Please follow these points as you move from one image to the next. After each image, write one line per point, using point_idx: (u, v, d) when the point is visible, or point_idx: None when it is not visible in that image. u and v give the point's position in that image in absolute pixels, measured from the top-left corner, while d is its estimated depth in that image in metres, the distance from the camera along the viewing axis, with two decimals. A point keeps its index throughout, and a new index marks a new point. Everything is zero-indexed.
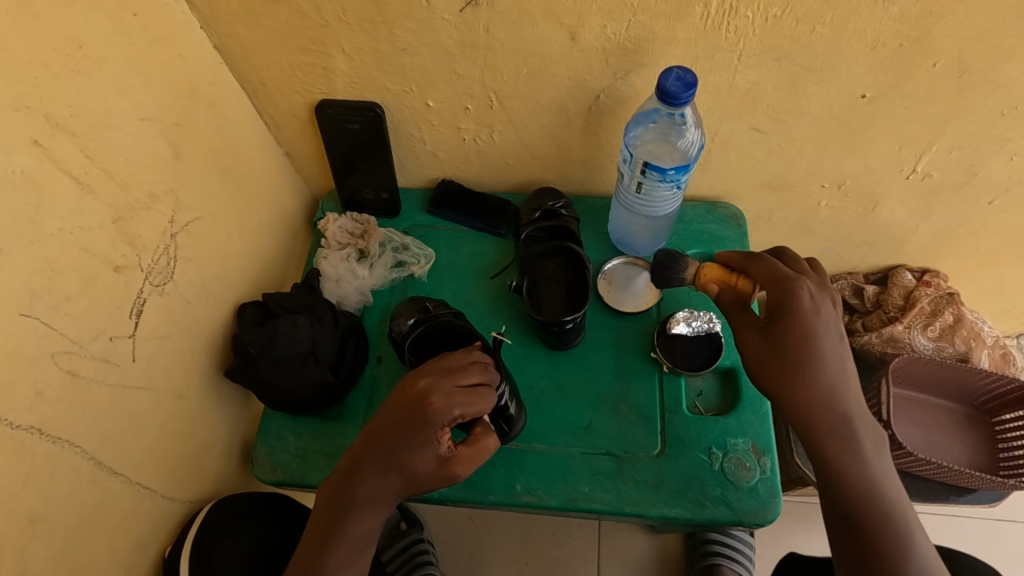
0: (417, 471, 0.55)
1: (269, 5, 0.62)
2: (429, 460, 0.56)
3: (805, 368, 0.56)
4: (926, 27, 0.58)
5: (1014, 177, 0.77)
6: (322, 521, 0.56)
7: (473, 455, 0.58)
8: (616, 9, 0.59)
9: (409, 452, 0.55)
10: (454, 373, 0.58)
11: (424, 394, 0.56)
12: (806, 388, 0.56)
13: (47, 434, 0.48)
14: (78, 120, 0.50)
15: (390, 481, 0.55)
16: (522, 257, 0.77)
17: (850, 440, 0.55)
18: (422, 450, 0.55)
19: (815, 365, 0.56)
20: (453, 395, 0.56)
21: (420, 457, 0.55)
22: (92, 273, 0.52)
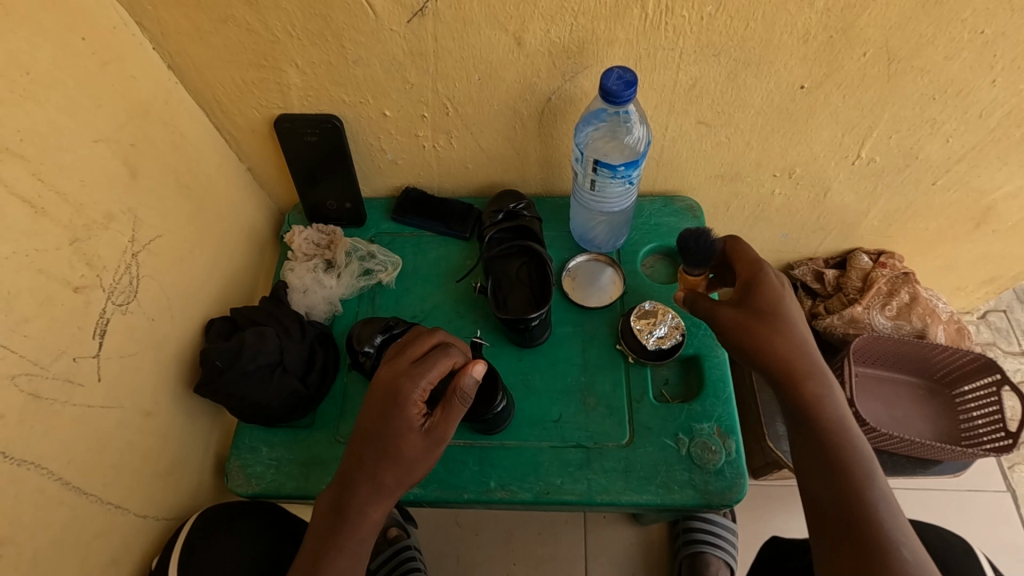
0: (402, 458, 0.59)
1: (218, 24, 0.63)
2: (410, 439, 0.59)
3: (778, 329, 0.62)
4: (850, 19, 0.62)
5: (952, 158, 0.81)
6: (329, 521, 0.59)
7: (450, 416, 0.60)
8: (556, 13, 0.62)
9: (391, 442, 0.58)
10: (413, 353, 0.61)
11: (392, 379, 0.60)
12: (779, 350, 0.61)
13: (12, 457, 0.49)
14: (28, 143, 0.51)
15: (382, 477, 0.59)
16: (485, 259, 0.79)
17: (822, 409, 0.59)
18: (400, 435, 0.58)
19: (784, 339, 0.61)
20: (412, 372, 0.59)
21: (400, 443, 0.58)
22: (49, 294, 0.53)
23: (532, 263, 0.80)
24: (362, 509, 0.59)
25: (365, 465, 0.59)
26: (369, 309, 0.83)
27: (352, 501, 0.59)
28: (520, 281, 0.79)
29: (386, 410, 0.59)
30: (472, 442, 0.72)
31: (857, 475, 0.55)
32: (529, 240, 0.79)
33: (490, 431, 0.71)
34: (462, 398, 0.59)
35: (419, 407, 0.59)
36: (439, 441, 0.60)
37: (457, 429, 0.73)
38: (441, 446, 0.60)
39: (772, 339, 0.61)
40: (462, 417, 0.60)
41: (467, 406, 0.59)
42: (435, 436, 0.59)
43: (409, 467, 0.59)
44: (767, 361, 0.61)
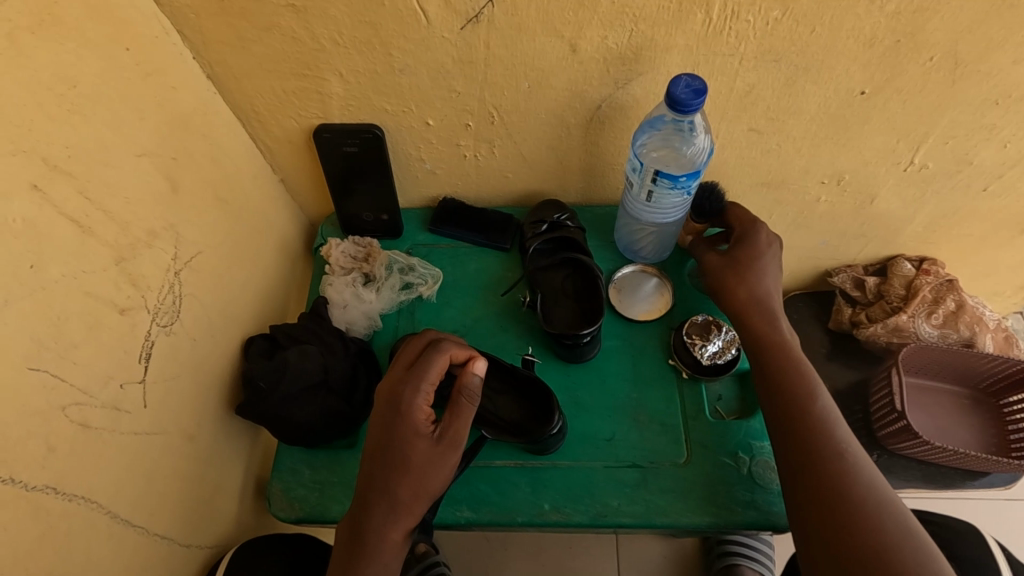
0: (414, 467, 0.56)
1: (262, 32, 0.61)
2: (420, 446, 0.56)
3: (748, 272, 0.69)
4: (919, 23, 0.59)
5: (1006, 163, 0.78)
6: (350, 543, 0.56)
7: (458, 417, 0.57)
8: (615, 19, 0.59)
9: (398, 451, 0.56)
10: (408, 358, 0.60)
11: (392, 389, 0.58)
12: (744, 286, 0.69)
13: (62, 492, 0.46)
14: (76, 161, 0.48)
15: (398, 492, 0.56)
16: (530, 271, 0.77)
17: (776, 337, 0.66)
18: (408, 442, 0.56)
19: (752, 281, 0.69)
20: (410, 378, 0.57)
21: (410, 451, 0.56)
22: (97, 317, 0.50)
23: (577, 274, 0.78)
24: (381, 531, 0.56)
25: (379, 483, 0.56)
26: (409, 324, 0.80)
27: (368, 521, 0.56)
28: (565, 293, 0.77)
29: (390, 417, 0.57)
30: (523, 463, 0.69)
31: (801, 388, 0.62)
32: (575, 251, 0.77)
33: (542, 452, 0.68)
34: (470, 398, 0.57)
35: (425, 412, 0.57)
36: (451, 445, 0.57)
37: (506, 449, 0.70)
38: (455, 451, 0.57)
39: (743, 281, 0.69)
40: (472, 418, 0.58)
41: (475, 405, 0.57)
42: (447, 440, 0.57)
43: (423, 478, 0.56)
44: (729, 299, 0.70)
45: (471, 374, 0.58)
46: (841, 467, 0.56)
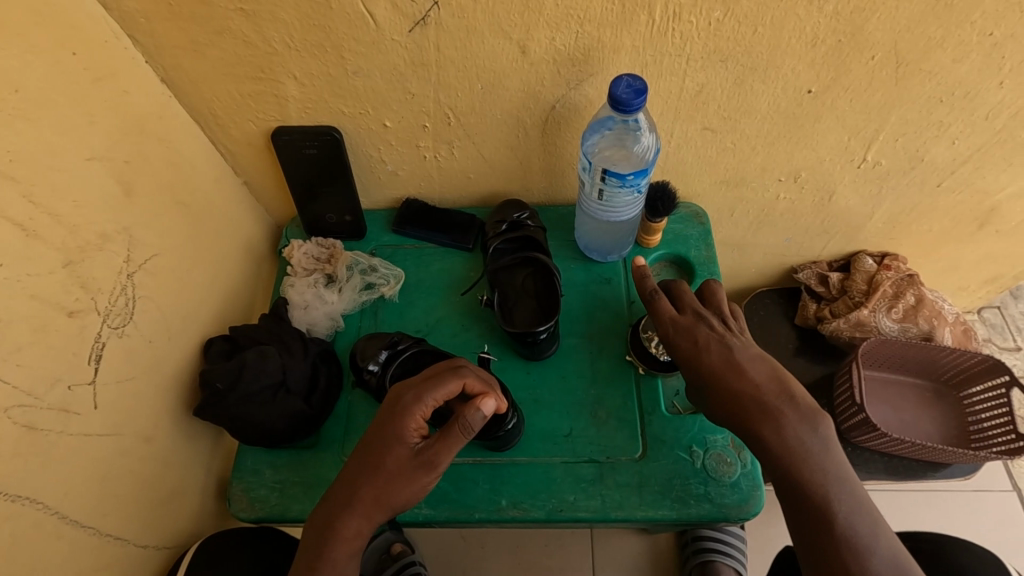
0: (387, 478, 0.56)
1: (214, 36, 0.61)
2: (399, 454, 0.57)
3: (700, 339, 0.65)
4: (859, 23, 0.61)
5: (957, 159, 0.80)
6: (313, 527, 0.57)
7: (447, 441, 0.56)
8: (562, 21, 0.60)
9: (377, 452, 0.57)
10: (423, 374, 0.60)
11: (399, 392, 0.59)
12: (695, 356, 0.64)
13: (6, 493, 0.46)
14: (19, 165, 0.49)
15: (364, 493, 0.56)
16: (491, 270, 0.78)
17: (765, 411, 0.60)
18: (388, 448, 0.56)
19: (707, 350, 0.64)
20: (419, 388, 0.58)
21: (390, 458, 0.56)
22: (44, 320, 0.50)
23: (537, 273, 0.79)
24: (340, 528, 0.56)
25: (350, 475, 0.57)
26: (372, 324, 0.81)
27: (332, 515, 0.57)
28: (525, 291, 0.78)
29: (383, 420, 0.58)
30: (482, 460, 0.70)
31: (779, 453, 0.59)
32: (534, 250, 0.78)
33: (498, 449, 0.69)
34: (464, 428, 0.56)
35: (417, 425, 0.57)
36: (427, 467, 0.56)
37: (465, 446, 0.71)
38: (430, 474, 0.57)
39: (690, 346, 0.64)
40: (459, 449, 0.57)
41: (467, 435, 0.55)
42: (427, 458, 0.57)
43: (389, 485, 0.56)
44: (692, 368, 0.64)
45: (472, 410, 0.55)
46: (854, 550, 0.54)
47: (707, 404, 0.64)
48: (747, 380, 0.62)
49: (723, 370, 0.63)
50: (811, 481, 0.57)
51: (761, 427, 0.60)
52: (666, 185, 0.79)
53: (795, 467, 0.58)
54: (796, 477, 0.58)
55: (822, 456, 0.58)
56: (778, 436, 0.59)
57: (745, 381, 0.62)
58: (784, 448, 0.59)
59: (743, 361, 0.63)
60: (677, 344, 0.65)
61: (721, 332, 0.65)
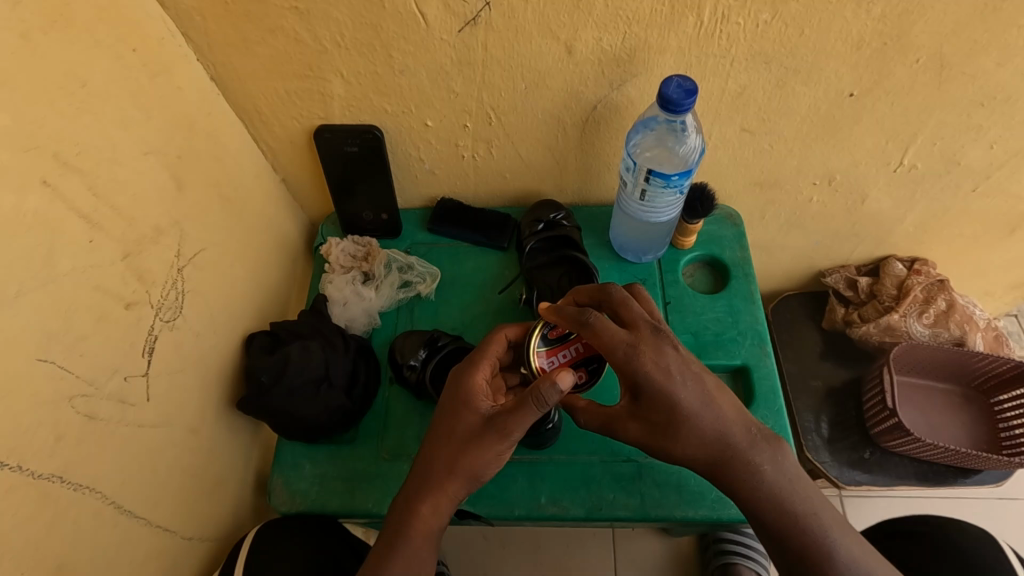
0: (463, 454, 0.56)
1: (266, 34, 0.62)
2: (471, 424, 0.57)
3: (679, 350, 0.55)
4: (906, 26, 0.61)
5: (994, 164, 0.80)
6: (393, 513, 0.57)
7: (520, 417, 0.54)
8: (610, 22, 0.61)
9: (447, 425, 0.58)
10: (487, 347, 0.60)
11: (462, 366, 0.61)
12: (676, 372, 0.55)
13: (70, 481, 0.47)
14: (84, 158, 0.49)
15: (435, 467, 0.57)
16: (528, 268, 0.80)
17: (756, 437, 0.57)
18: (458, 417, 0.57)
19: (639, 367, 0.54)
20: (477, 360, 0.60)
21: (460, 429, 0.57)
22: (104, 311, 0.51)
23: (571, 272, 0.80)
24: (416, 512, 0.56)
25: (423, 454, 0.58)
26: (408, 321, 0.81)
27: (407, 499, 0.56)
28: (560, 290, 0.79)
29: (449, 398, 0.59)
30: (520, 457, 0.70)
31: (773, 485, 0.56)
32: (571, 250, 0.79)
33: (539, 446, 0.70)
34: (535, 399, 0.54)
35: (485, 393, 0.58)
36: (497, 435, 0.55)
37: None
38: (501, 442, 0.55)
39: (618, 351, 0.54)
40: (532, 419, 0.54)
41: (541, 406, 0.53)
42: (495, 427, 0.55)
43: (459, 455, 0.56)
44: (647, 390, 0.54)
45: (547, 381, 0.53)
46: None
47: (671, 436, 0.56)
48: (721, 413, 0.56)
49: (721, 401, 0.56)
50: (800, 509, 0.55)
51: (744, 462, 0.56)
52: (704, 186, 0.79)
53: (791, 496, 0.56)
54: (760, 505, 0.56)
55: (802, 485, 0.57)
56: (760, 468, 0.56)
57: (725, 403, 0.57)
58: (773, 481, 0.56)
59: (720, 390, 0.56)
60: (646, 375, 0.54)
61: (650, 338, 0.55)
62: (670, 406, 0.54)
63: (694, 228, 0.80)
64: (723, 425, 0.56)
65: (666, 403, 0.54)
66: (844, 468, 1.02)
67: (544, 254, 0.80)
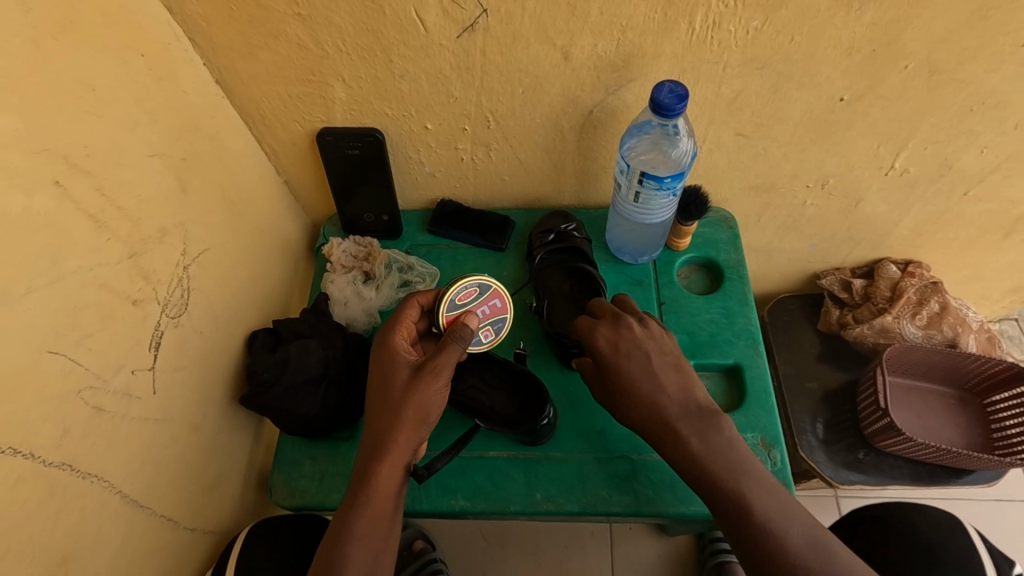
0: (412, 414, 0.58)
1: (269, 40, 0.64)
2: (404, 371, 0.60)
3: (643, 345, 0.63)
4: (895, 33, 0.62)
5: (986, 168, 0.81)
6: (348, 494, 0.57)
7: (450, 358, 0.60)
8: (605, 29, 0.63)
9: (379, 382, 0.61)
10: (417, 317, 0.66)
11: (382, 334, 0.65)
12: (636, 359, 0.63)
13: (78, 470, 0.49)
14: (94, 159, 0.51)
15: (377, 432, 0.58)
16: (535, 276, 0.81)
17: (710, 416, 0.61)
18: (389, 370, 0.61)
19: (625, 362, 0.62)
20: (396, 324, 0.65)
21: (394, 380, 0.60)
22: (112, 308, 0.53)
23: (582, 282, 0.80)
24: (372, 468, 0.57)
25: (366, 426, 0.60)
26: None
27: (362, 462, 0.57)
28: (569, 298, 0.79)
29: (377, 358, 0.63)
30: (516, 454, 0.72)
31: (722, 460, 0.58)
32: (580, 260, 0.80)
33: (534, 443, 0.71)
34: (458, 337, 0.61)
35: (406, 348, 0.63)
36: (430, 373, 0.59)
37: (500, 441, 0.73)
38: (434, 378, 0.59)
39: (602, 340, 0.64)
40: (459, 354, 0.60)
41: (462, 341, 0.60)
42: (427, 368, 0.59)
43: (397, 402, 0.58)
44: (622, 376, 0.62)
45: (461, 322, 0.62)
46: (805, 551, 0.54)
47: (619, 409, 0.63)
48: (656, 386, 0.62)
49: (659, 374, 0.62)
50: (743, 495, 0.56)
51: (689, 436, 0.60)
52: (697, 189, 0.81)
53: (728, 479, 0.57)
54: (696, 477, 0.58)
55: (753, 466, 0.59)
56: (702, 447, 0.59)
57: (677, 387, 0.62)
58: (712, 462, 0.58)
59: (659, 368, 0.62)
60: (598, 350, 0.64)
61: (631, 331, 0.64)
62: (645, 391, 0.61)
63: (688, 231, 0.82)
64: (673, 404, 0.61)
65: (647, 389, 0.61)
66: (839, 468, 1.03)
67: (554, 264, 0.81)
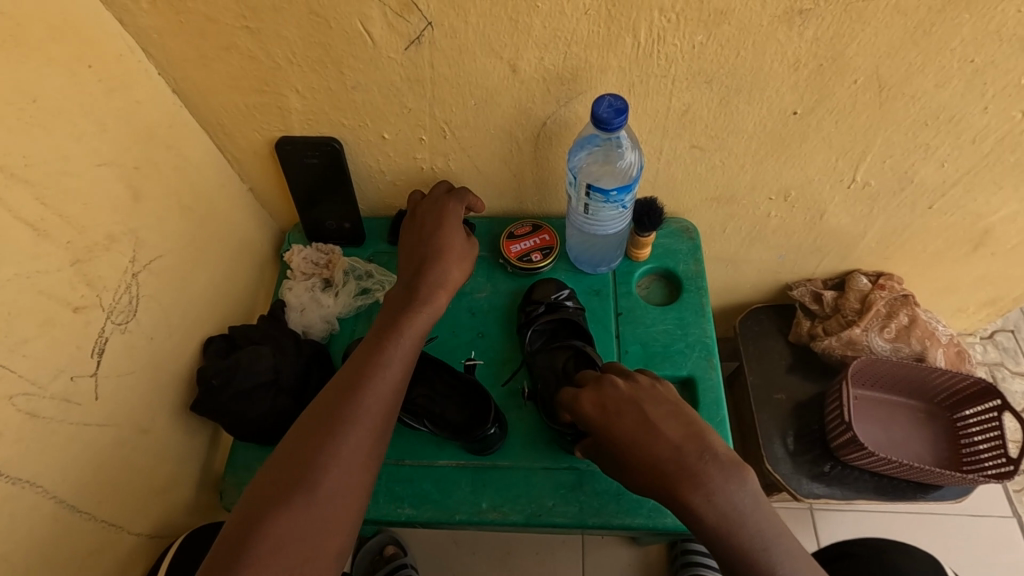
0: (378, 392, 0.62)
1: (221, 52, 0.65)
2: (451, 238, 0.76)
3: (642, 401, 0.60)
4: (839, 48, 0.63)
5: (947, 182, 0.81)
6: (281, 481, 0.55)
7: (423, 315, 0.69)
8: (550, 42, 0.63)
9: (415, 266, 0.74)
10: (404, 245, 0.78)
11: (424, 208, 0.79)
12: (632, 413, 0.59)
13: (8, 474, 0.50)
14: (33, 169, 0.52)
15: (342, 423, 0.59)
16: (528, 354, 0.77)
17: (713, 460, 0.56)
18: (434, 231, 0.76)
19: (617, 420, 0.59)
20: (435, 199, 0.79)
21: (434, 242, 0.75)
22: (50, 315, 0.54)
23: (577, 354, 0.75)
24: (325, 465, 0.56)
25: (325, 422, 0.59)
26: (366, 327, 0.84)
27: (319, 459, 0.56)
28: (563, 376, 0.74)
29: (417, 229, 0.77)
30: (464, 463, 0.72)
31: (722, 511, 0.54)
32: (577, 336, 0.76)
33: (482, 454, 0.71)
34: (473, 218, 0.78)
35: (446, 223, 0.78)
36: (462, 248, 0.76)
37: (448, 449, 0.73)
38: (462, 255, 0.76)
39: (593, 400, 0.61)
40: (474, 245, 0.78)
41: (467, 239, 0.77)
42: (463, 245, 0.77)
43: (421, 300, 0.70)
44: (615, 438, 0.59)
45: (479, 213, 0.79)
46: None
47: (621, 469, 0.60)
48: (648, 429, 0.58)
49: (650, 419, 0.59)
50: (747, 542, 0.54)
51: (688, 492, 0.55)
52: (653, 201, 0.81)
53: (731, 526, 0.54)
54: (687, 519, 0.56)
55: (757, 518, 0.55)
56: (708, 494, 0.55)
57: (680, 434, 0.58)
58: (718, 514, 0.54)
59: (656, 418, 0.59)
60: (586, 414, 0.61)
61: (627, 387, 0.61)
62: (648, 445, 0.57)
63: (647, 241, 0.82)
64: (683, 454, 0.57)
65: (647, 446, 0.57)
66: (805, 480, 1.03)
67: (548, 337, 0.78)
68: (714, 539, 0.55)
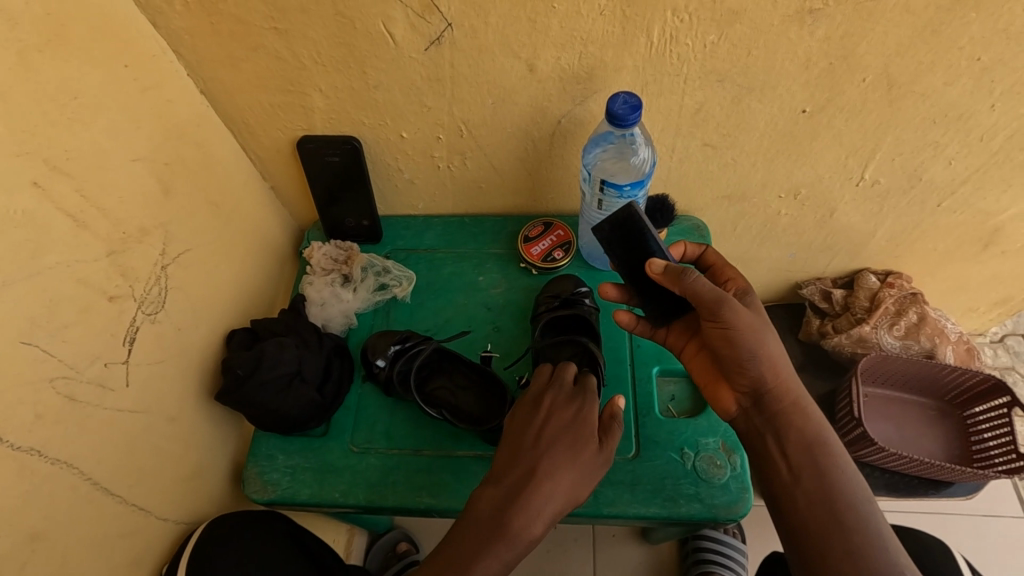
0: (547, 511, 0.58)
1: (250, 53, 0.68)
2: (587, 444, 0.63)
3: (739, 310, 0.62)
4: (849, 47, 0.64)
5: (957, 180, 0.82)
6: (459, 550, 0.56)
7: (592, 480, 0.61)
8: (567, 42, 0.65)
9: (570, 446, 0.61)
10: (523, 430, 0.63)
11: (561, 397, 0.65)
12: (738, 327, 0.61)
13: (45, 455, 0.51)
14: (74, 163, 0.55)
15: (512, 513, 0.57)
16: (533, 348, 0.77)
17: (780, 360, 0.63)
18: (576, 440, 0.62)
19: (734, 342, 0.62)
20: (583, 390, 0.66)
21: (579, 448, 0.62)
22: (87, 302, 0.56)
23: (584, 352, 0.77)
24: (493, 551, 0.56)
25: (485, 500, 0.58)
26: (384, 323, 0.86)
27: (485, 541, 0.56)
28: None
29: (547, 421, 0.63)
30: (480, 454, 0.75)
31: (792, 407, 0.63)
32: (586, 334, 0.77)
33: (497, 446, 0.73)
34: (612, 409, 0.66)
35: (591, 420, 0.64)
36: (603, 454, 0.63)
37: (468, 441, 0.76)
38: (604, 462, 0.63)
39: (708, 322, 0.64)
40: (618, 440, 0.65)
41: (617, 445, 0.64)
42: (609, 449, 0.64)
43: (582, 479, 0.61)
44: (736, 357, 0.62)
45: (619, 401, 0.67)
46: (851, 499, 0.59)
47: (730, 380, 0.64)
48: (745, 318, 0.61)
49: (684, 274, 0.60)
50: (818, 445, 0.62)
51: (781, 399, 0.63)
52: (666, 199, 0.84)
53: (829, 474, 0.61)
54: (778, 474, 0.62)
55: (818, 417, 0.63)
56: (800, 426, 0.62)
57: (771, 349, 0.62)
58: (793, 411, 0.63)
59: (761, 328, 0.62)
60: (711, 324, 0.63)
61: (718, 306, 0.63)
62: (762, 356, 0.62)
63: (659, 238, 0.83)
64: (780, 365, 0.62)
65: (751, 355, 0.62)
66: None
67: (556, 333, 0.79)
68: (786, 431, 0.62)
